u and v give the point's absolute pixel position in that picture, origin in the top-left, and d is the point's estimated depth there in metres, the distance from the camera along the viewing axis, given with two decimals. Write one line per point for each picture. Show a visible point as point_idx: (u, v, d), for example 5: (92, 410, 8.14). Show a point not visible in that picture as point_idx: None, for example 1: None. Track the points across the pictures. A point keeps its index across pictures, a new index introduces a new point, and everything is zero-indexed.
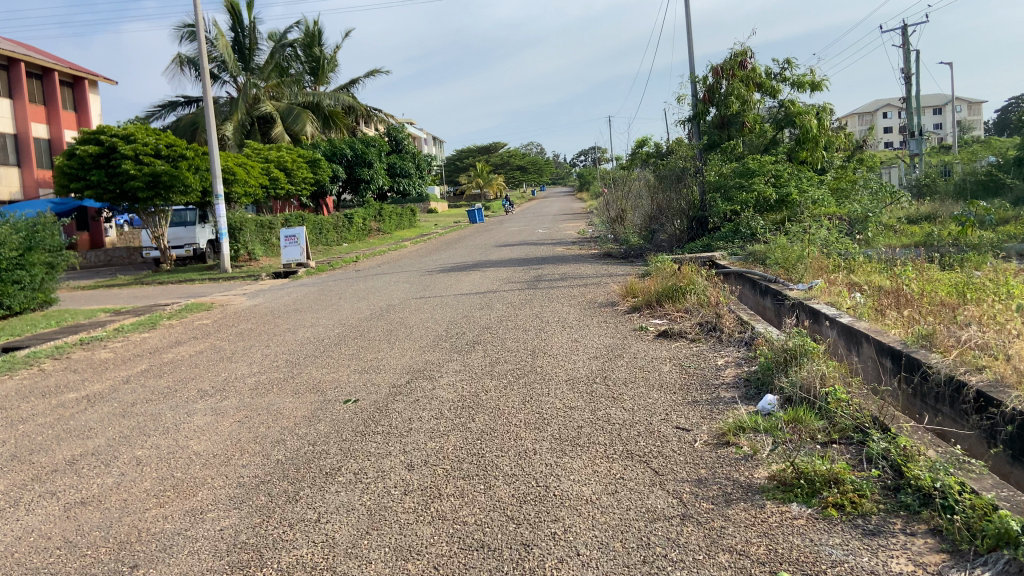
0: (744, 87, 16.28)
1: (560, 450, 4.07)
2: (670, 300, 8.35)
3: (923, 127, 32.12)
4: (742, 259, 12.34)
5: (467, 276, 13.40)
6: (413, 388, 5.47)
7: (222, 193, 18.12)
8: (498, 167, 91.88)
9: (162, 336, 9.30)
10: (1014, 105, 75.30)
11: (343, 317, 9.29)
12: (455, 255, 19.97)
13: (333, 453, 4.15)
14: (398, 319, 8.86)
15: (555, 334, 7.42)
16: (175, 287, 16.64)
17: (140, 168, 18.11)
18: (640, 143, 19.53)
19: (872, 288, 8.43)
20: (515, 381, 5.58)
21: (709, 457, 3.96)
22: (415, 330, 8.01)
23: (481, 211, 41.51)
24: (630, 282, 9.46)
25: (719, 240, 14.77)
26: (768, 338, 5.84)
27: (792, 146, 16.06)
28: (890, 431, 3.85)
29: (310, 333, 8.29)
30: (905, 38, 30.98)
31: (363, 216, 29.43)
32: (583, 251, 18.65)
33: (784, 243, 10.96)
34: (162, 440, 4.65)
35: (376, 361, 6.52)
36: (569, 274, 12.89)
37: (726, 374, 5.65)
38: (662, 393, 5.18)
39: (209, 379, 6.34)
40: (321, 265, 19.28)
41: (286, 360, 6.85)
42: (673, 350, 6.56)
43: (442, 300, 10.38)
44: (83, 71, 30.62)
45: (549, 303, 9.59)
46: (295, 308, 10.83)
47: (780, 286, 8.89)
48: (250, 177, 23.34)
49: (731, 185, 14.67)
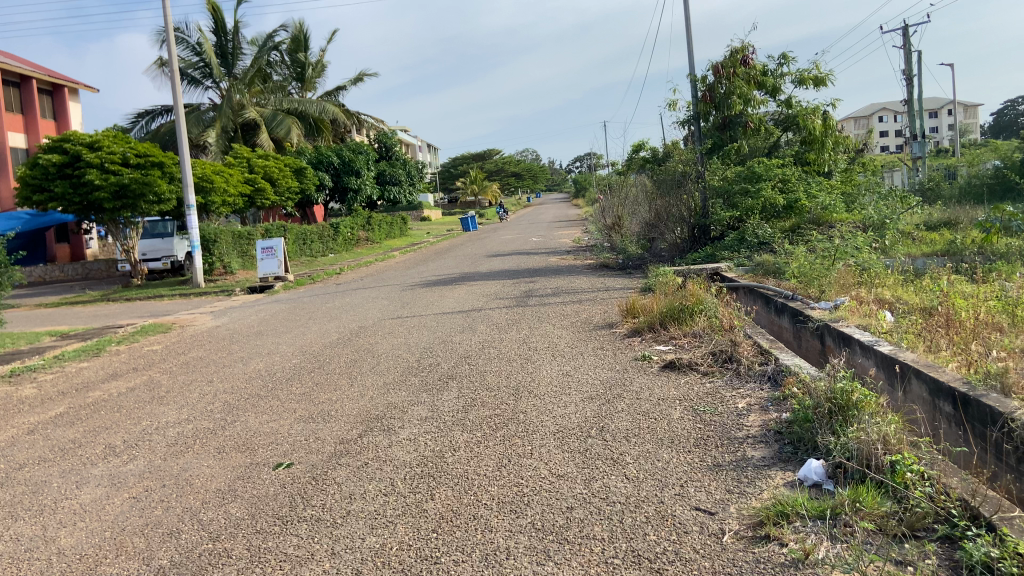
0: (746, 85, 15.26)
1: (543, 552, 2.99)
2: (676, 322, 7.31)
3: (925, 130, 31.25)
4: (750, 272, 11.33)
5: (451, 291, 12.36)
6: (363, 447, 4.39)
7: (194, 204, 17.06)
8: (492, 174, 90.99)
9: (100, 367, 8.24)
10: (1010, 106, 74.74)
11: (306, 344, 8.23)
12: (443, 266, 18.92)
13: (236, 557, 3.08)
14: (367, 346, 7.80)
15: (544, 366, 6.35)
16: (141, 304, 15.57)
17: (107, 178, 17.02)
18: (636, 147, 18.58)
19: (910, 309, 7.33)
20: (491, 435, 4.50)
21: (745, 563, 2.88)
22: (382, 360, 6.95)
23: (474, 219, 40.34)
24: (631, 300, 8.40)
25: (723, 249, 13.59)
26: (802, 377, 4.76)
27: (798, 148, 15.18)
28: (995, 530, 2.81)
29: (265, 365, 7.23)
30: (907, 39, 30.16)
31: (350, 225, 28.34)
32: (577, 262, 17.60)
33: (799, 255, 9.90)
34: (29, 528, 3.59)
35: (328, 405, 5.46)
36: (562, 288, 11.85)
37: (752, 423, 4.58)
38: (674, 453, 4.10)
39: (125, 430, 5.27)
40: (300, 279, 18.18)
41: (224, 404, 5.77)
42: (683, 388, 5.49)
43: (421, 321, 9.33)
44: (62, 78, 29.59)
45: (538, 324, 8.53)
46: (258, 331, 9.75)
47: (800, 304, 7.87)
48: (230, 186, 22.19)
49: (736, 191, 13.68)
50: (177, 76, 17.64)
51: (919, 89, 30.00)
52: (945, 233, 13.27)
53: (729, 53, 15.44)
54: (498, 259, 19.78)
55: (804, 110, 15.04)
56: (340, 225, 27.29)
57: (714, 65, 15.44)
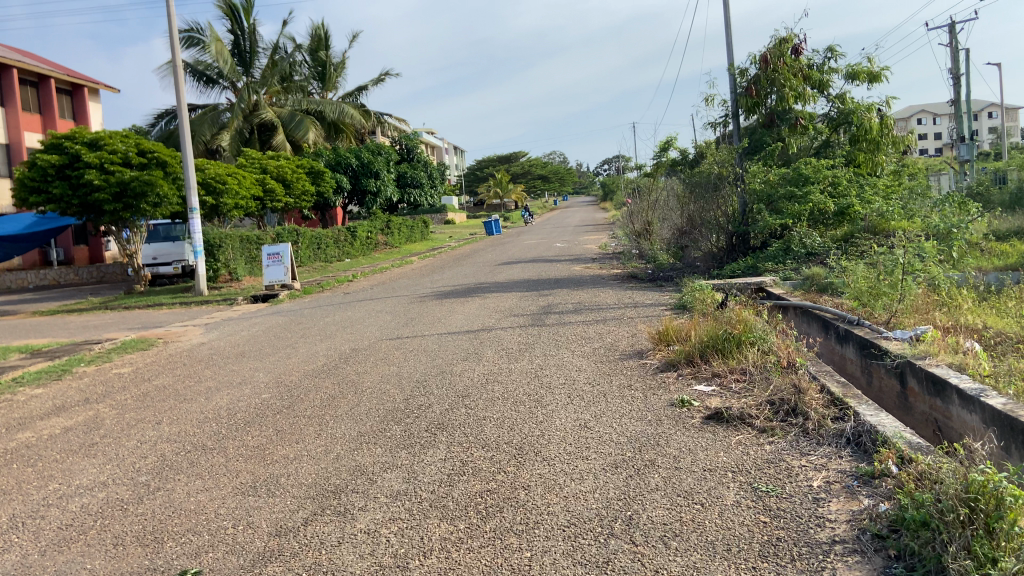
0: (794, 78, 13.84)
1: None
2: (719, 355, 6.09)
3: (971, 132, 29.65)
4: (799, 287, 10.06)
5: (462, 305, 11.19)
6: (305, 546, 3.23)
7: (197, 207, 16.11)
8: (518, 176, 90.09)
9: (52, 396, 7.18)
10: None
11: (285, 372, 7.11)
12: (460, 274, 17.78)
13: None
14: (353, 376, 6.66)
15: (557, 413, 5.15)
16: (138, 314, 14.62)
17: (107, 179, 16.07)
18: (665, 146, 17.40)
19: (1008, 346, 6.06)
20: (478, 530, 3.31)
21: None
22: (365, 398, 5.78)
23: (498, 222, 39.19)
24: (663, 323, 7.22)
25: (766, 260, 12.21)
26: (909, 459, 3.51)
27: (848, 151, 13.91)
28: None
29: (230, 401, 6.10)
30: (954, 37, 28.62)
31: (368, 229, 27.34)
32: (603, 270, 16.38)
33: (858, 272, 8.62)
34: None
35: (282, 465, 4.31)
36: (585, 303, 10.68)
37: (836, 517, 3.33)
38: (731, 572, 2.88)
39: (22, 498, 4.16)
40: (310, 287, 17.17)
41: (160, 459, 4.65)
42: (733, 451, 4.28)
43: (422, 343, 8.18)
44: (79, 77, 29.00)
45: (555, 351, 7.32)
46: (242, 352, 8.67)
47: (867, 331, 6.65)
48: (243, 189, 21.28)
49: (780, 195, 12.36)
50: (181, 72, 16.67)
51: (966, 89, 28.39)
52: (1016, 244, 11.83)
53: (776, 42, 14.05)
54: (518, 266, 18.68)
55: (857, 106, 13.79)
56: (358, 228, 26.25)
57: (757, 56, 14.09)
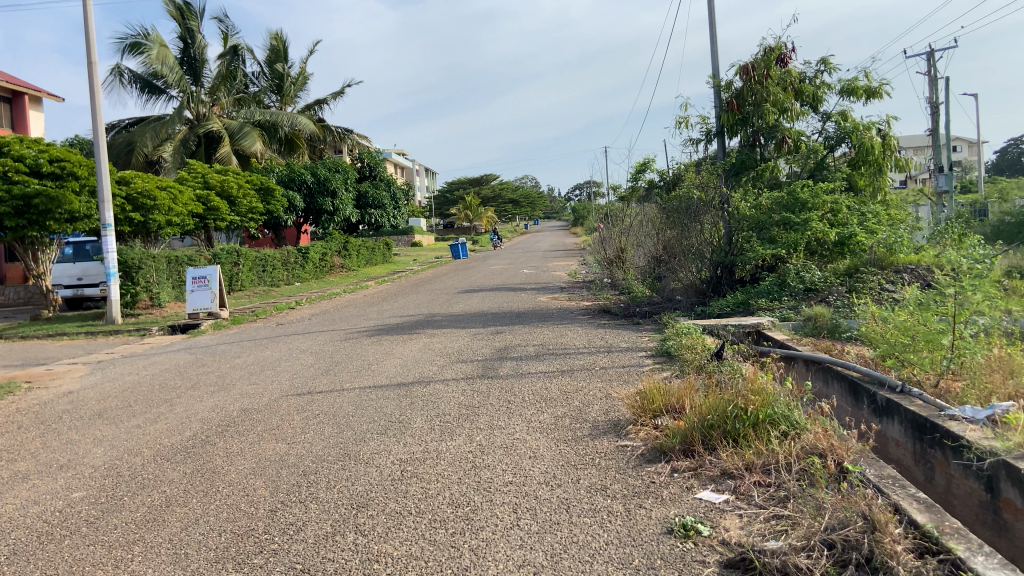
0: (781, 92, 12.28)
1: None
2: (729, 441, 4.32)
3: (950, 163, 28.51)
4: (802, 329, 8.38)
5: (402, 347, 9.27)
6: None
7: (111, 222, 14.10)
8: (488, 200, 88.63)
9: None
10: (1012, 145, 72.49)
11: (131, 451, 5.16)
12: (412, 303, 15.87)
13: None
14: (217, 461, 4.74)
15: (491, 550, 3.28)
16: (31, 345, 12.52)
17: (8, 190, 14.04)
18: (640, 167, 15.82)
19: None
20: None
21: None
22: (211, 509, 3.88)
23: (465, 245, 37.25)
24: (648, 385, 5.39)
25: (758, 295, 10.49)
26: None
27: (847, 172, 12.39)
28: None
29: (18, 507, 4.15)
30: (934, 65, 27.61)
31: (322, 250, 25.33)
32: (570, 302, 14.64)
33: (883, 315, 6.87)
34: None
35: None
36: (550, 345, 8.87)
37: None
38: None
39: None
40: (240, 316, 15.12)
41: None
42: None
43: (335, 404, 6.27)
44: (19, 82, 26.86)
45: (504, 422, 5.45)
46: (108, 409, 6.72)
47: (924, 406, 4.94)
48: (177, 204, 19.21)
49: (772, 222, 10.66)
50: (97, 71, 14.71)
51: (945, 119, 27.34)
52: None
53: (761, 52, 12.53)
54: (477, 295, 16.89)
55: (856, 124, 12.30)
56: (310, 250, 24.22)
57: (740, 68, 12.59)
